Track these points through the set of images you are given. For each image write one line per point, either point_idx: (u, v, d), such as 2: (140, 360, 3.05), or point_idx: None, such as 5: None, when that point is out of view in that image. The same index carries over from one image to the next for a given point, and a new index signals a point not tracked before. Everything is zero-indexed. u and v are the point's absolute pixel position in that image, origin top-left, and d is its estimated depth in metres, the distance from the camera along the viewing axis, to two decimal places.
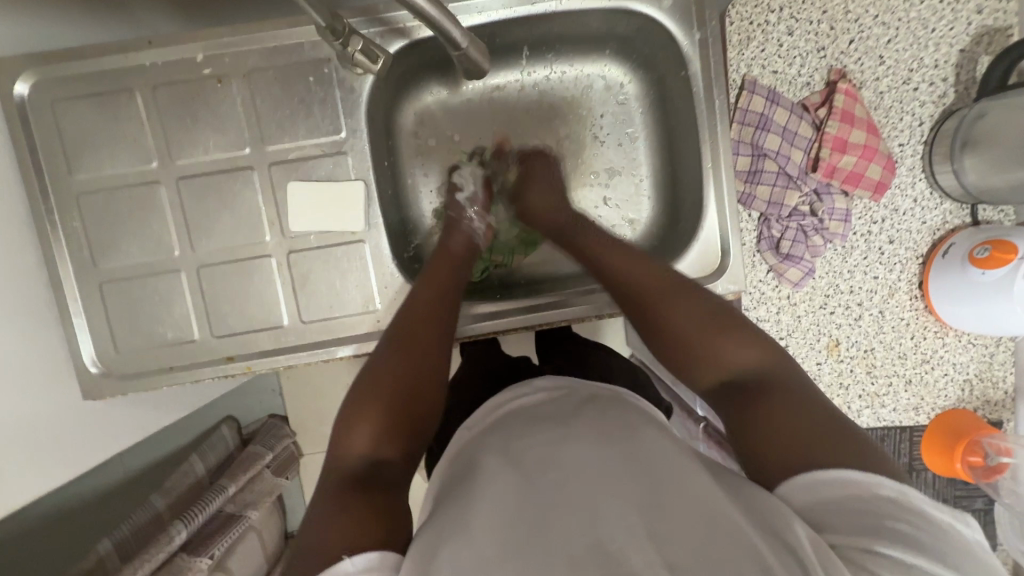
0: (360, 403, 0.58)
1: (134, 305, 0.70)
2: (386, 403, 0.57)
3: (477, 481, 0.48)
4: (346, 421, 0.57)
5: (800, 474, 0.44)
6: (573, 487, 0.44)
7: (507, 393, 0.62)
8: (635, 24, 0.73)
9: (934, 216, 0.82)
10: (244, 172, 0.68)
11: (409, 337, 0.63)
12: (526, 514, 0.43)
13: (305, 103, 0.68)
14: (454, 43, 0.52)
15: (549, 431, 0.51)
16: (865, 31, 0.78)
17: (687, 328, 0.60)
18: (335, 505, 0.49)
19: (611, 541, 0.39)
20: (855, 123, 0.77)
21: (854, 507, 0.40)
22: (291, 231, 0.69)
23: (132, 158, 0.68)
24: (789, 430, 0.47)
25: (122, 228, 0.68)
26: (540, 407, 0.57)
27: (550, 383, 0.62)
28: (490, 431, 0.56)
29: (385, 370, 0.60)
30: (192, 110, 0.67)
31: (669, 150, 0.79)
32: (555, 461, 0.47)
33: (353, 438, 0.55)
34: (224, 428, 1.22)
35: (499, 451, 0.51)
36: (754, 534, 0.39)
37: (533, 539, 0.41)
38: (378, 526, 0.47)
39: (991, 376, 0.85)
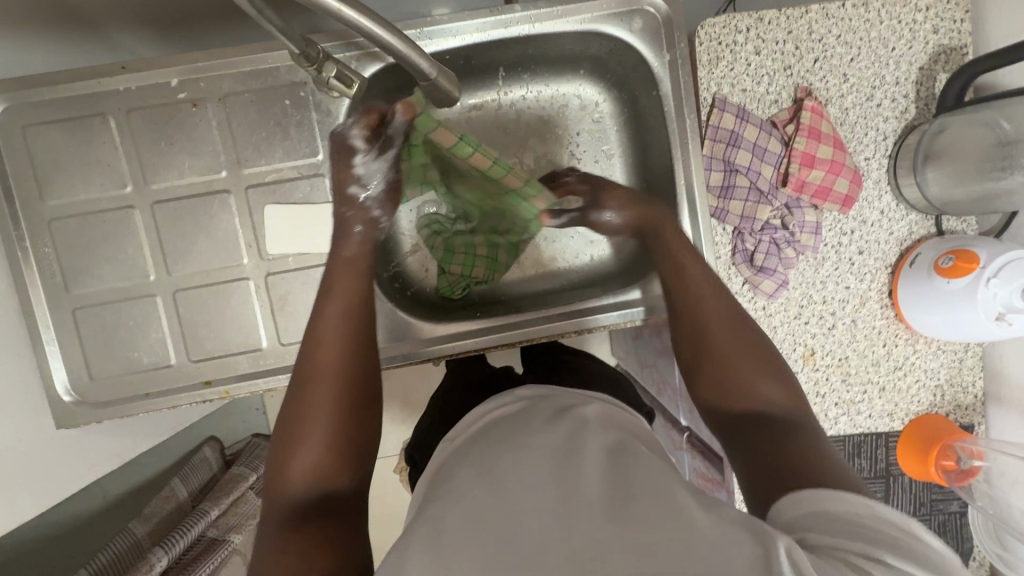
0: (291, 435, 0.54)
1: (109, 331, 0.69)
2: (318, 426, 0.54)
3: (457, 492, 0.49)
4: (279, 458, 0.53)
5: (789, 497, 0.45)
6: (548, 495, 0.45)
7: (487, 404, 0.64)
8: (608, 46, 0.74)
9: (900, 227, 0.84)
10: (221, 196, 0.68)
11: (321, 351, 0.59)
12: (502, 521, 0.43)
13: (281, 126, 0.68)
14: (421, 74, 0.54)
15: (521, 441, 0.53)
16: (828, 50, 0.81)
17: (735, 352, 0.60)
18: (289, 535, 0.47)
19: (588, 546, 0.39)
20: (822, 138, 0.79)
21: (849, 524, 0.40)
22: (268, 253, 0.69)
23: (106, 183, 0.67)
24: (810, 468, 0.47)
25: (95, 252, 0.68)
26: (516, 416, 0.59)
27: (530, 392, 0.64)
28: (472, 440, 0.58)
29: (312, 396, 0.56)
30: (167, 135, 0.67)
31: (644, 169, 0.81)
32: (529, 471, 0.48)
33: (290, 473, 0.52)
34: (206, 451, 1.19)
35: (475, 463, 0.52)
36: (718, 528, 0.39)
37: (509, 545, 0.41)
38: (333, 550, 0.46)
39: (962, 381, 0.87)
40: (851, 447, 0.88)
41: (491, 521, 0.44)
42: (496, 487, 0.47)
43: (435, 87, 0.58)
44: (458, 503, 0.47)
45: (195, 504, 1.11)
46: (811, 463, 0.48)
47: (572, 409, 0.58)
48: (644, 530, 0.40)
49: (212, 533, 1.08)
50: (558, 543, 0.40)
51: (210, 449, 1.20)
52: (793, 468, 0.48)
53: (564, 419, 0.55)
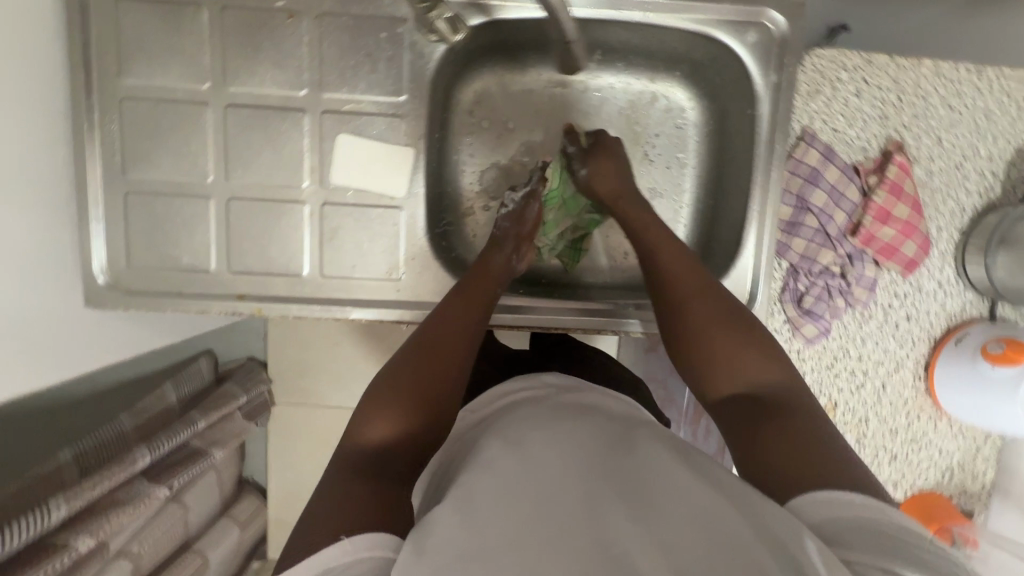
0: (384, 398, 0.56)
1: (156, 223, 0.68)
2: (415, 401, 0.56)
3: (480, 467, 0.49)
4: (366, 414, 0.55)
5: (813, 488, 0.44)
6: (573, 481, 0.45)
7: (512, 385, 0.64)
8: (714, 52, 0.72)
9: (954, 302, 0.83)
10: (295, 114, 0.67)
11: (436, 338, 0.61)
12: (529, 502, 0.44)
13: (371, 58, 0.66)
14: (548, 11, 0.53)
15: (552, 425, 0.53)
16: (930, 109, 0.79)
17: (712, 334, 0.58)
18: (344, 487, 0.49)
19: (615, 540, 0.40)
20: (902, 197, 0.77)
21: (866, 529, 0.41)
22: (329, 183, 0.68)
23: (186, 74, 0.66)
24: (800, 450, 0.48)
25: (159, 142, 0.67)
26: (544, 401, 0.59)
27: (558, 380, 0.64)
28: (497, 417, 0.58)
29: (413, 369, 0.58)
30: (256, 40, 0.66)
31: (716, 186, 0.79)
32: (556, 455, 0.48)
33: (371, 431, 0.54)
34: (202, 362, 1.26)
35: (499, 437, 0.52)
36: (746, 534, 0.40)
37: (536, 527, 0.41)
38: (377, 511, 0.47)
39: (973, 468, 0.87)
40: None
41: (518, 500, 0.44)
42: (522, 465, 0.48)
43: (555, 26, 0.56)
44: (484, 477, 0.47)
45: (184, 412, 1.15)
46: (784, 438, 0.49)
47: (603, 407, 0.59)
48: (669, 529, 0.41)
49: (195, 444, 1.11)
50: (586, 533, 0.41)
51: (206, 361, 1.27)
52: (768, 442, 0.49)
53: (593, 413, 0.56)
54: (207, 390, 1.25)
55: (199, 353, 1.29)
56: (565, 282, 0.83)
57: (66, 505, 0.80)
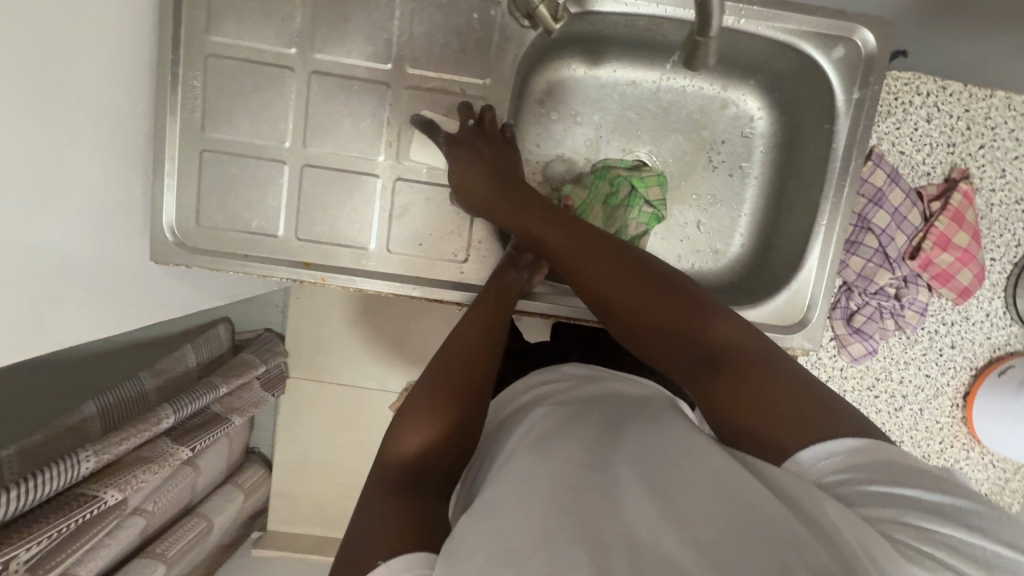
0: (414, 411, 0.55)
1: (228, 183, 0.68)
2: (438, 409, 0.55)
3: (506, 462, 0.49)
4: (399, 428, 0.55)
5: (804, 447, 0.42)
6: (597, 466, 0.45)
7: (537, 378, 0.65)
8: (797, 65, 0.72)
9: (998, 334, 0.84)
10: (380, 87, 0.67)
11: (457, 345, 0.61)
12: (552, 479, 0.43)
13: (460, 38, 0.66)
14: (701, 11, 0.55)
15: (570, 419, 0.53)
16: (997, 141, 0.80)
17: (609, 282, 0.57)
18: (381, 510, 0.48)
19: (641, 529, 0.39)
20: (963, 225, 0.78)
21: (877, 476, 0.38)
22: (405, 159, 0.68)
23: (274, 37, 0.65)
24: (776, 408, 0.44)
25: (240, 102, 0.66)
26: (568, 393, 0.59)
27: (580, 373, 0.64)
28: (526, 410, 0.59)
29: (440, 381, 0.57)
30: (348, 9, 0.65)
31: (779, 198, 0.79)
32: (576, 440, 0.48)
33: (406, 445, 0.54)
34: (220, 328, 1.27)
35: (521, 437, 0.52)
36: (770, 502, 0.39)
37: (561, 506, 0.41)
38: (415, 531, 0.46)
39: (999, 500, 0.88)
40: None
41: (537, 478, 0.43)
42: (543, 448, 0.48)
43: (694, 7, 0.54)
44: (508, 466, 0.47)
45: (201, 376, 1.14)
46: (758, 397, 0.45)
47: (623, 397, 0.58)
48: (694, 511, 0.39)
49: (215, 408, 1.11)
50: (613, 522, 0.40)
51: (224, 328, 1.28)
52: (745, 404, 0.45)
53: (609, 405, 0.56)
54: (224, 358, 1.25)
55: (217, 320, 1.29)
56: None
57: (95, 457, 0.80)
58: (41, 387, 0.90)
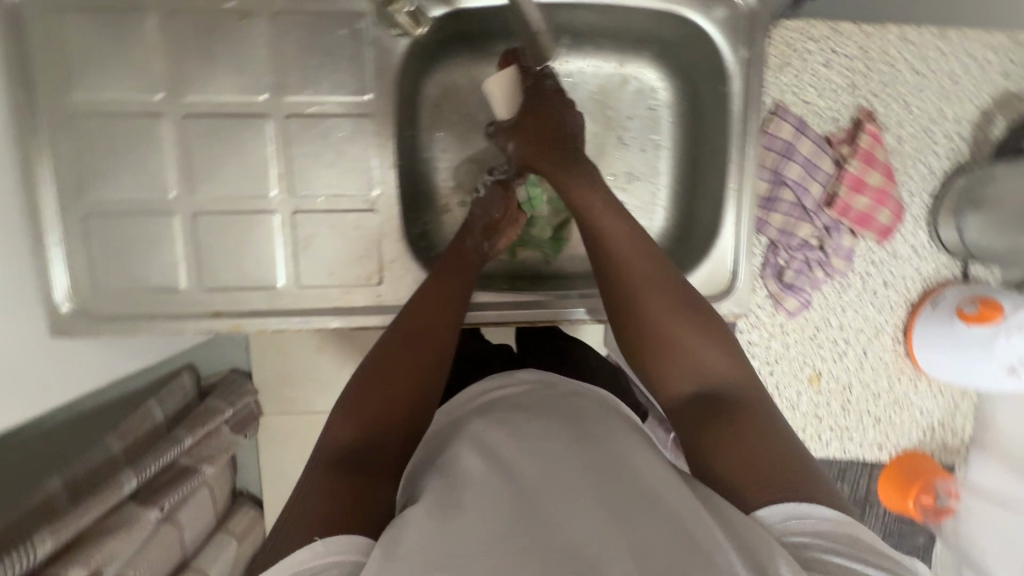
0: (360, 393, 0.56)
1: (119, 244, 0.65)
2: (386, 393, 0.56)
3: (456, 473, 0.48)
4: (343, 408, 0.55)
5: (777, 504, 0.44)
6: (549, 482, 0.45)
7: (488, 385, 0.62)
8: (684, 31, 0.71)
9: (928, 266, 0.84)
10: (258, 120, 0.64)
11: (411, 330, 0.61)
12: (503, 507, 0.43)
13: (332, 56, 0.64)
14: None
15: (531, 423, 0.53)
16: (897, 76, 0.79)
17: (676, 321, 0.58)
18: (321, 486, 0.49)
19: (586, 544, 0.39)
20: (875, 165, 0.78)
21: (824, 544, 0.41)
22: (299, 190, 0.66)
23: (137, 86, 0.62)
24: (753, 456, 0.48)
25: (114, 158, 0.63)
26: (522, 399, 0.58)
27: (536, 376, 0.62)
28: (474, 416, 0.57)
29: (390, 367, 0.58)
30: (209, 44, 0.62)
31: (692, 166, 0.79)
32: (530, 459, 0.48)
33: (350, 426, 0.54)
34: (184, 377, 1.21)
35: (474, 443, 0.52)
36: (714, 532, 0.40)
37: (509, 529, 0.41)
38: (353, 512, 0.47)
39: (952, 425, 0.90)
40: (835, 471, 0.90)
41: (496, 502, 0.43)
42: (498, 471, 0.47)
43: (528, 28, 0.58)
44: (458, 483, 0.46)
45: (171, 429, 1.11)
46: (743, 442, 0.49)
47: (579, 397, 0.59)
48: (646, 530, 0.40)
49: (183, 461, 1.07)
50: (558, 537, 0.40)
51: (188, 376, 1.22)
52: (726, 447, 0.49)
53: (565, 409, 0.56)
54: (192, 407, 1.20)
55: (180, 368, 1.23)
56: (548, 271, 0.83)
57: (51, 537, 0.79)
58: (5, 471, 0.85)
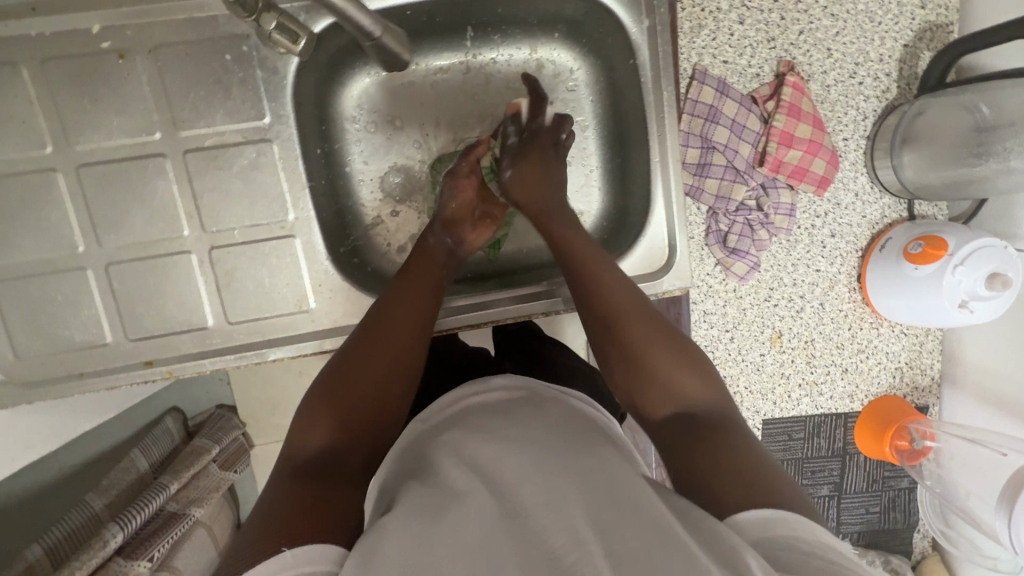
0: (326, 396, 0.56)
1: (34, 307, 0.63)
2: (350, 397, 0.56)
3: (435, 481, 0.46)
4: (310, 411, 0.55)
5: (756, 515, 0.42)
6: (529, 485, 0.44)
7: (464, 388, 0.60)
8: (585, 7, 0.69)
9: (873, 210, 0.84)
10: (156, 160, 0.62)
11: (377, 329, 0.60)
12: (483, 518, 0.42)
13: (222, 84, 0.62)
14: (367, 33, 0.51)
15: (514, 431, 0.51)
16: (814, 23, 0.78)
17: (649, 343, 0.56)
18: (291, 493, 0.48)
19: (565, 551, 0.38)
20: (802, 117, 0.76)
21: (799, 548, 0.39)
22: (212, 226, 0.64)
23: (23, 142, 0.60)
24: (739, 471, 0.47)
25: (12, 220, 0.61)
26: (500, 405, 0.56)
27: (509, 382, 0.61)
28: (449, 425, 0.55)
29: (355, 369, 0.57)
30: (91, 90, 0.60)
31: (619, 143, 0.77)
32: (513, 463, 0.46)
33: (314, 431, 0.54)
34: (167, 420, 1.19)
35: (451, 452, 0.50)
36: (691, 540, 0.39)
37: (489, 540, 0.40)
38: (320, 521, 0.45)
39: (920, 364, 0.89)
40: (810, 427, 0.90)
41: (478, 516, 0.42)
42: (479, 481, 0.46)
43: (380, 47, 0.54)
44: (439, 495, 0.45)
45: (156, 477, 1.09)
46: (734, 458, 0.48)
47: (554, 404, 0.57)
48: (625, 541, 0.39)
49: (170, 507, 1.05)
50: (538, 541, 0.39)
51: (172, 419, 1.20)
52: (722, 466, 0.47)
53: (543, 416, 0.54)
54: (179, 450, 1.18)
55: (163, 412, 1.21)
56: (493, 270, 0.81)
57: None
58: None
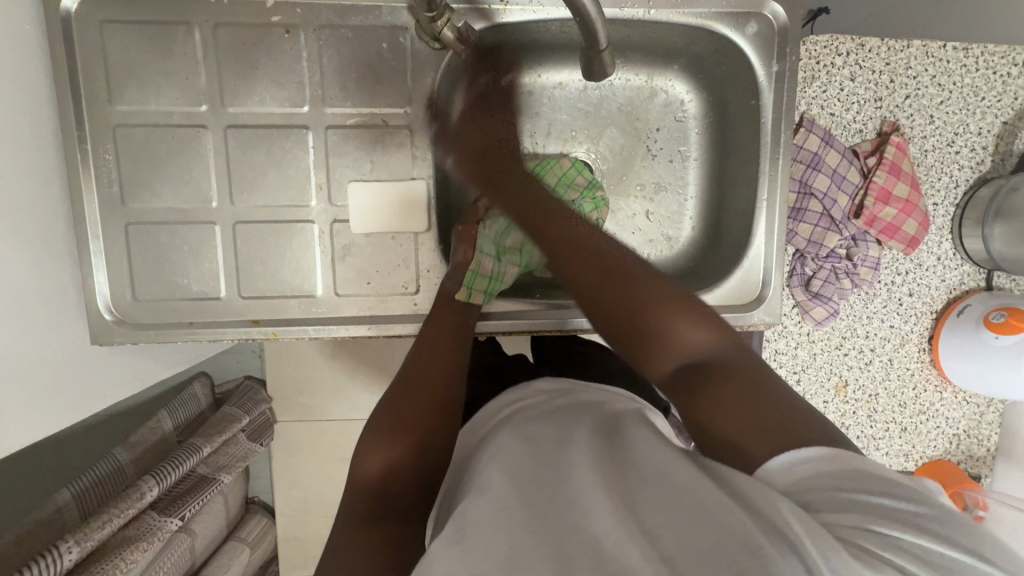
0: (377, 427, 0.56)
1: (160, 253, 0.66)
2: (397, 426, 0.55)
3: (477, 481, 0.47)
4: (365, 445, 0.55)
5: (777, 457, 0.41)
6: (570, 487, 0.44)
7: (511, 394, 0.61)
8: (713, 45, 0.73)
9: (952, 275, 0.85)
10: (299, 131, 0.65)
11: (419, 366, 0.61)
12: (523, 514, 0.42)
13: (373, 69, 0.65)
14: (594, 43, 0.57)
15: (546, 444, 0.51)
16: (921, 89, 0.81)
17: (629, 293, 0.56)
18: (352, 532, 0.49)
19: (608, 542, 0.38)
20: (901, 176, 0.79)
21: (833, 483, 0.38)
22: (338, 200, 0.67)
23: (180, 98, 0.63)
24: (746, 418, 0.44)
25: (157, 168, 0.64)
26: (538, 409, 0.57)
27: (551, 386, 0.62)
28: (495, 429, 0.56)
29: (398, 402, 0.58)
30: (253, 57, 0.63)
31: (720, 176, 0.80)
32: (550, 470, 0.46)
33: (369, 461, 0.54)
34: (196, 386, 1.18)
35: (491, 455, 0.50)
36: (749, 524, 0.37)
37: (530, 539, 0.39)
38: None
39: (977, 434, 0.90)
40: None
41: (512, 514, 0.42)
42: (514, 479, 0.45)
43: (592, 58, 0.59)
44: (480, 494, 0.44)
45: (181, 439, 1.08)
46: (738, 402, 0.46)
47: (594, 408, 0.57)
48: (674, 535, 0.38)
49: (201, 470, 1.06)
50: (575, 536, 0.39)
51: (200, 386, 1.20)
52: (727, 412, 0.46)
53: (577, 422, 0.53)
54: (206, 415, 1.18)
55: (191, 377, 1.21)
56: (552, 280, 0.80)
57: (78, 546, 0.78)
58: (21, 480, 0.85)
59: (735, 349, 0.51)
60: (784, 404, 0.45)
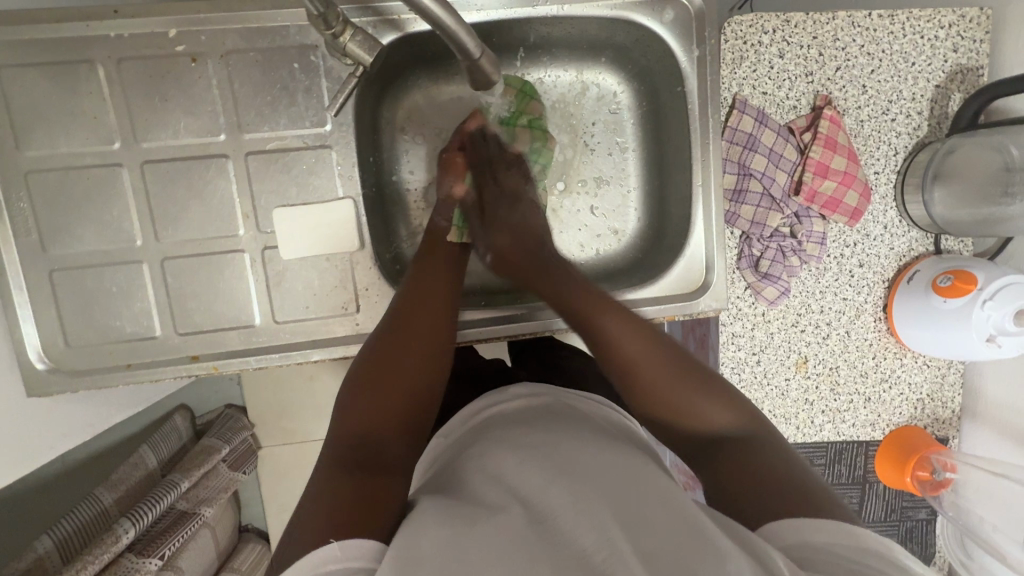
0: (360, 385, 0.55)
1: (89, 297, 0.64)
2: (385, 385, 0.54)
3: (454, 500, 0.45)
4: (347, 404, 0.54)
5: (783, 516, 0.43)
6: (560, 492, 0.42)
7: (486, 399, 0.59)
8: (635, 35, 0.72)
9: (900, 242, 0.86)
10: (218, 160, 0.64)
11: (406, 325, 0.60)
12: (513, 528, 0.40)
13: (287, 90, 0.64)
14: (466, 53, 0.52)
15: (538, 438, 0.49)
16: (851, 60, 0.81)
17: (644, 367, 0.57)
18: (335, 489, 0.46)
19: (595, 552, 0.37)
20: (838, 149, 0.79)
21: (831, 551, 0.39)
22: (266, 226, 0.66)
23: (91, 137, 0.62)
24: (753, 483, 0.47)
25: (75, 211, 0.63)
26: (520, 413, 0.55)
27: (528, 390, 0.59)
28: (471, 438, 0.54)
29: (385, 361, 0.57)
30: (162, 89, 0.62)
31: (658, 165, 0.79)
32: (539, 466, 0.45)
33: (353, 417, 0.52)
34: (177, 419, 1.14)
35: (476, 463, 0.48)
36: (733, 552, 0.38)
37: (510, 547, 0.38)
38: (365, 513, 0.44)
39: (940, 397, 0.91)
40: (831, 454, 0.91)
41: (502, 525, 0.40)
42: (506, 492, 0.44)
43: (474, 69, 0.55)
44: (455, 510, 0.43)
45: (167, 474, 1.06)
46: (748, 473, 0.48)
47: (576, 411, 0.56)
48: (659, 546, 0.38)
49: (181, 506, 1.03)
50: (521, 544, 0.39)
51: (182, 417, 1.16)
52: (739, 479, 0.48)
53: (565, 422, 0.52)
54: (187, 450, 1.14)
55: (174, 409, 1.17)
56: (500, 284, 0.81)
57: None
58: None
59: (749, 421, 0.53)
60: (790, 472, 0.47)
